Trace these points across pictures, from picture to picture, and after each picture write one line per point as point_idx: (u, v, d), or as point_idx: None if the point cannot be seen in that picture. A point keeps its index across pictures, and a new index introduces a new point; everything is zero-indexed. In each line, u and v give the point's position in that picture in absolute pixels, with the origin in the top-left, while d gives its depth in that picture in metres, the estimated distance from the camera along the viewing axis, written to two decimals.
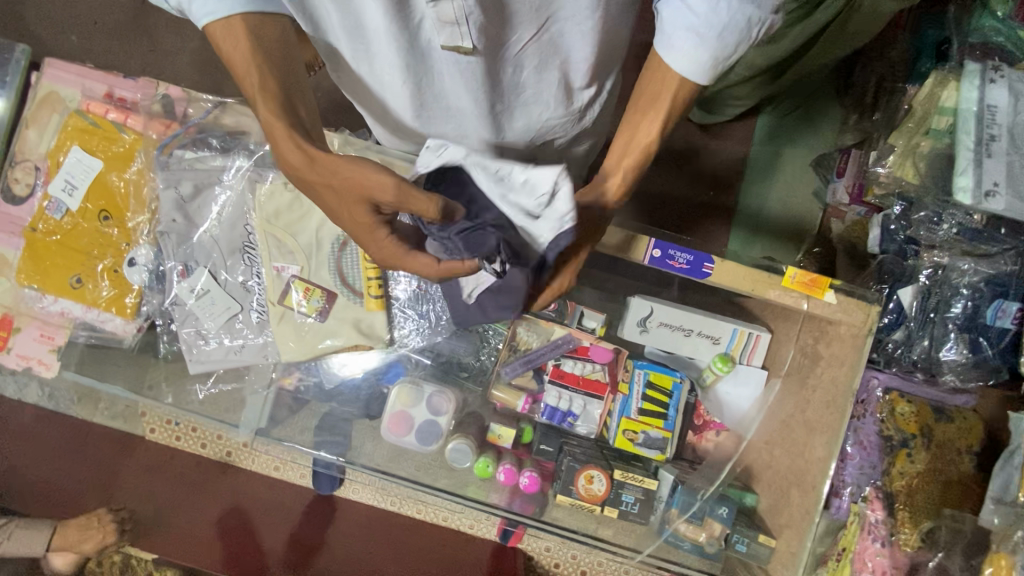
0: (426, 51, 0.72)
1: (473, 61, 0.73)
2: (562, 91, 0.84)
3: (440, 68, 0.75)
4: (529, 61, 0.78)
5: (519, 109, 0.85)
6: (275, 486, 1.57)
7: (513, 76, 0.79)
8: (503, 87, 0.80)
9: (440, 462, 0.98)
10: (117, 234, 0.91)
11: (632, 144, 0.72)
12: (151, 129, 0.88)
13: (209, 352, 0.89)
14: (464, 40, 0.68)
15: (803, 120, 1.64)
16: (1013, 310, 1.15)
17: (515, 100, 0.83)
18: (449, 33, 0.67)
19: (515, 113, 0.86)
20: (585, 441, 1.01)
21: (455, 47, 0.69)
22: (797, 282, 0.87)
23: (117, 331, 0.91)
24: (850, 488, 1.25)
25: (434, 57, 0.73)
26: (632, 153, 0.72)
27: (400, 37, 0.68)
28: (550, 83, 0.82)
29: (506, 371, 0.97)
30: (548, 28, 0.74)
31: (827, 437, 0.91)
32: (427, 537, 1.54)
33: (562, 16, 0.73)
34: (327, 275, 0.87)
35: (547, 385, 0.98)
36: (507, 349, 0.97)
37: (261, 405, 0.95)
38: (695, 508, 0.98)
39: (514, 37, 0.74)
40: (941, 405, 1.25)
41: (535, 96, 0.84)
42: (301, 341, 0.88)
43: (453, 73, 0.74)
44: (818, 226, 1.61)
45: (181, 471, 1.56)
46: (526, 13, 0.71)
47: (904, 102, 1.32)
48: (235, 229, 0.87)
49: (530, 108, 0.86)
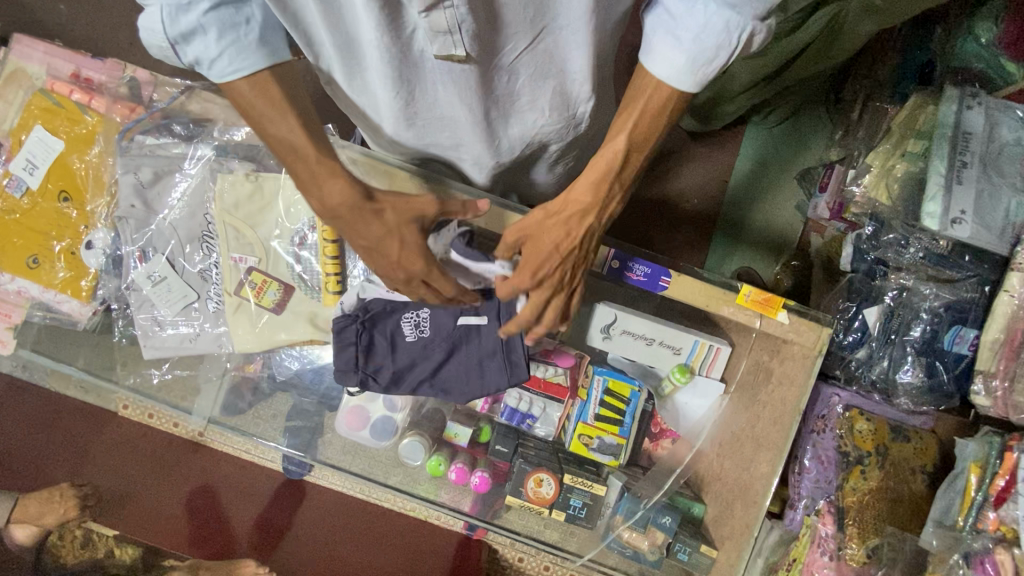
0: (419, 61, 0.72)
1: (465, 68, 0.73)
2: (556, 99, 0.82)
3: (433, 78, 0.75)
4: (525, 69, 0.77)
5: (515, 117, 0.85)
6: (245, 467, 1.63)
7: (507, 85, 0.79)
8: (497, 96, 0.80)
9: (393, 458, 0.99)
10: (75, 216, 0.91)
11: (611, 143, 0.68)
12: (115, 112, 0.91)
13: (164, 338, 0.90)
14: (457, 48, 0.67)
15: (791, 133, 1.64)
16: (971, 336, 1.15)
17: (510, 107, 0.83)
18: (442, 42, 0.67)
19: (512, 121, 0.85)
20: (545, 442, 1.03)
21: (447, 55, 0.68)
22: (750, 300, 0.88)
23: (73, 313, 0.92)
24: (804, 501, 1.30)
25: (426, 67, 0.73)
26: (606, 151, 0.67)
27: (389, 47, 0.68)
28: (545, 88, 0.81)
29: None
30: (544, 39, 0.74)
31: (771, 455, 0.93)
32: (394, 524, 1.57)
33: (557, 25, 0.72)
34: (284, 269, 0.88)
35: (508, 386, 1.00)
36: None
37: (215, 392, 0.96)
38: (638, 515, 0.99)
39: (509, 45, 0.73)
40: (899, 425, 1.26)
41: (531, 104, 0.83)
42: (255, 332, 0.89)
43: (446, 80, 0.74)
44: (799, 240, 1.62)
45: (154, 447, 1.62)
46: (520, 23, 0.70)
47: (885, 120, 1.31)
48: (194, 218, 0.88)
49: (525, 116, 0.85)
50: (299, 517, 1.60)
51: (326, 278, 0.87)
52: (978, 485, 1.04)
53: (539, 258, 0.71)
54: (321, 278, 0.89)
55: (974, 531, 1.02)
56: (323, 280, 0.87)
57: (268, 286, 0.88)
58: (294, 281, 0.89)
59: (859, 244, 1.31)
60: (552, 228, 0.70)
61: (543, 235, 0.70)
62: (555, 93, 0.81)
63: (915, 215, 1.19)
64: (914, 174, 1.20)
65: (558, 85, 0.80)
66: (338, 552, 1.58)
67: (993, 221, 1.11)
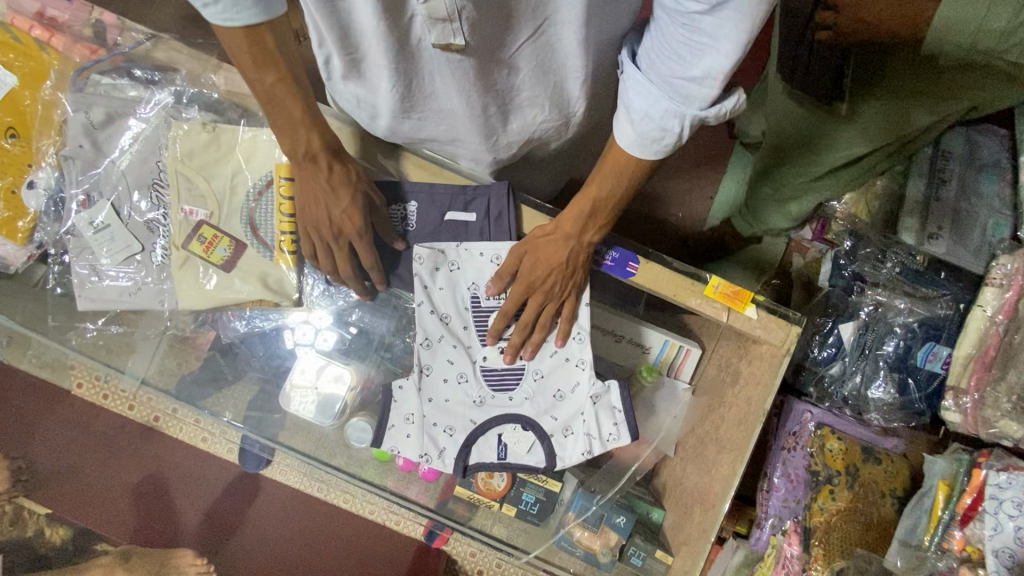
0: (416, 50, 0.70)
1: (463, 61, 0.71)
2: (555, 94, 0.81)
3: (431, 67, 0.74)
4: (525, 63, 0.75)
5: (514, 111, 0.83)
6: (201, 459, 1.51)
7: (507, 78, 0.77)
8: (495, 89, 0.78)
9: (339, 439, 0.93)
10: (20, 153, 0.86)
11: (585, 198, 0.77)
12: (75, 53, 0.86)
13: (101, 290, 0.85)
14: (456, 37, 0.66)
15: None
16: (944, 354, 1.14)
17: (510, 100, 0.81)
18: (440, 30, 0.65)
19: (511, 116, 0.84)
20: (535, 471, 0.89)
21: (446, 44, 0.67)
22: (719, 293, 0.86)
23: (5, 255, 0.87)
24: (771, 521, 1.24)
25: (425, 56, 0.72)
26: (579, 203, 0.78)
27: (388, 36, 0.67)
28: (546, 82, 0.79)
29: (452, 385, 0.87)
30: (546, 32, 0.71)
31: (734, 456, 0.90)
32: (346, 525, 1.48)
33: (560, 20, 0.69)
34: (238, 225, 0.84)
35: (490, 400, 0.88)
36: (458, 371, 0.87)
37: (153, 350, 0.91)
38: (590, 513, 0.94)
39: (511, 35, 0.70)
40: (871, 446, 1.21)
41: (531, 100, 0.82)
42: (199, 291, 0.84)
43: (444, 72, 0.73)
44: (779, 260, 1.44)
45: (105, 431, 1.51)
46: (524, 11, 0.67)
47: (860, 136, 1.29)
48: (145, 165, 0.84)
49: (524, 110, 0.84)
50: (252, 514, 1.51)
51: (281, 237, 0.85)
52: (946, 503, 1.03)
53: (555, 301, 0.85)
54: (274, 238, 0.86)
55: (940, 550, 0.99)
56: (278, 239, 0.85)
57: (218, 241, 0.84)
58: (248, 238, 0.85)
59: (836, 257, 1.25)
60: (559, 278, 0.83)
61: (545, 255, 0.81)
62: (553, 87, 0.80)
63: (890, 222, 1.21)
64: (892, 191, 1.22)
65: (558, 80, 0.79)
66: (290, 550, 1.50)
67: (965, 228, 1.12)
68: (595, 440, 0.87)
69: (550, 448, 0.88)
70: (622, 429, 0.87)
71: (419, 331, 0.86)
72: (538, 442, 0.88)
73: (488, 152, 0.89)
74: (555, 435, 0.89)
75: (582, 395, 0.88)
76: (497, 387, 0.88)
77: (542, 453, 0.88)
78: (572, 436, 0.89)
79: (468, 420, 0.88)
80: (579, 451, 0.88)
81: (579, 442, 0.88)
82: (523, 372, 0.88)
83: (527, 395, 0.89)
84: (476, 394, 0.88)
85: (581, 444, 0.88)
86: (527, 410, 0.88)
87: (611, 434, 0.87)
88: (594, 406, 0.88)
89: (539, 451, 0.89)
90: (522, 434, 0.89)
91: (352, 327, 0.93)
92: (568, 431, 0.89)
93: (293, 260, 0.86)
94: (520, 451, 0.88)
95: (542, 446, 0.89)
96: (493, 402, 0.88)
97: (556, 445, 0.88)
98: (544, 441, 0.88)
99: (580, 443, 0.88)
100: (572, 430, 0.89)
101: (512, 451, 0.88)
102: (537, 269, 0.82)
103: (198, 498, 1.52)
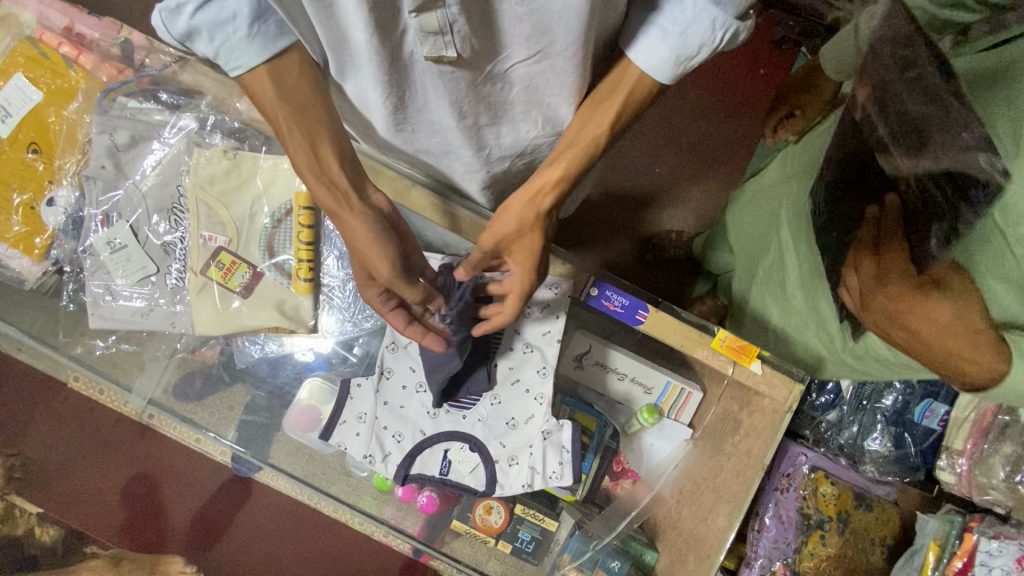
0: (409, 61, 0.65)
1: (455, 72, 0.66)
2: (549, 111, 0.77)
3: (422, 81, 0.69)
4: (519, 78, 0.71)
5: (507, 125, 0.79)
6: (193, 460, 1.49)
7: (500, 92, 0.72)
8: (487, 101, 0.73)
9: (338, 465, 0.93)
10: (42, 169, 0.87)
11: (581, 134, 0.63)
12: (101, 71, 0.87)
13: (114, 309, 0.86)
14: (449, 49, 0.61)
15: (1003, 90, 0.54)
16: (941, 412, 1.17)
17: (503, 115, 0.77)
18: (432, 43, 0.60)
19: (503, 130, 0.79)
20: (473, 494, 0.88)
21: (438, 57, 0.62)
22: (726, 345, 0.86)
23: (21, 271, 0.87)
24: (760, 561, 1.19)
25: (417, 69, 0.67)
26: (574, 146, 0.64)
27: (380, 51, 0.62)
28: (538, 101, 0.75)
29: (407, 399, 0.87)
30: (539, 50, 0.67)
31: (730, 508, 0.91)
32: (335, 537, 1.47)
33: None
34: (256, 252, 0.87)
35: (442, 411, 0.88)
36: (416, 384, 0.87)
37: (162, 371, 0.92)
38: (586, 556, 0.94)
39: (503, 53, 0.66)
40: (864, 492, 1.19)
41: (524, 114, 0.77)
42: (217, 314, 0.86)
43: (435, 84, 0.68)
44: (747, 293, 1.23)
45: (99, 428, 1.48)
46: (515, 36, 0.63)
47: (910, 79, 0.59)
48: (167, 188, 0.86)
49: (517, 125, 0.79)
50: (241, 517, 1.50)
51: (298, 265, 0.87)
52: (935, 564, 1.06)
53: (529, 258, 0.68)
54: (293, 265, 0.88)
55: None
56: (296, 267, 0.87)
57: (237, 268, 0.86)
58: (266, 267, 0.87)
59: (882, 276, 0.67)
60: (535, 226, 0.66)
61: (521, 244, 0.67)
62: (548, 105, 0.76)
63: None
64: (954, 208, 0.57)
65: (552, 99, 0.75)
66: (275, 556, 1.50)
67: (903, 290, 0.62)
68: (532, 479, 0.86)
69: (488, 475, 0.87)
70: (563, 476, 0.85)
71: (388, 334, 0.88)
72: (479, 467, 0.88)
73: (480, 166, 0.85)
74: (495, 466, 0.88)
75: (532, 429, 0.88)
76: (454, 403, 0.88)
77: (477, 479, 0.88)
78: (518, 467, 0.88)
79: (416, 430, 0.87)
80: (520, 481, 0.87)
81: (518, 477, 0.87)
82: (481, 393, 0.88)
83: (480, 417, 0.89)
84: (432, 405, 0.88)
85: (518, 481, 0.87)
86: (477, 431, 0.88)
87: (554, 473, 0.85)
88: (543, 442, 0.86)
89: (476, 478, 0.88)
90: (462, 456, 0.88)
91: (356, 350, 0.92)
92: (508, 461, 0.88)
93: (309, 288, 0.88)
94: (455, 474, 0.88)
95: (480, 473, 0.88)
96: (446, 416, 0.88)
97: (494, 475, 0.87)
98: (482, 466, 0.88)
99: (519, 478, 0.87)
100: (514, 461, 0.88)
101: (455, 469, 0.88)
102: (500, 217, 0.67)
103: (186, 500, 1.52)
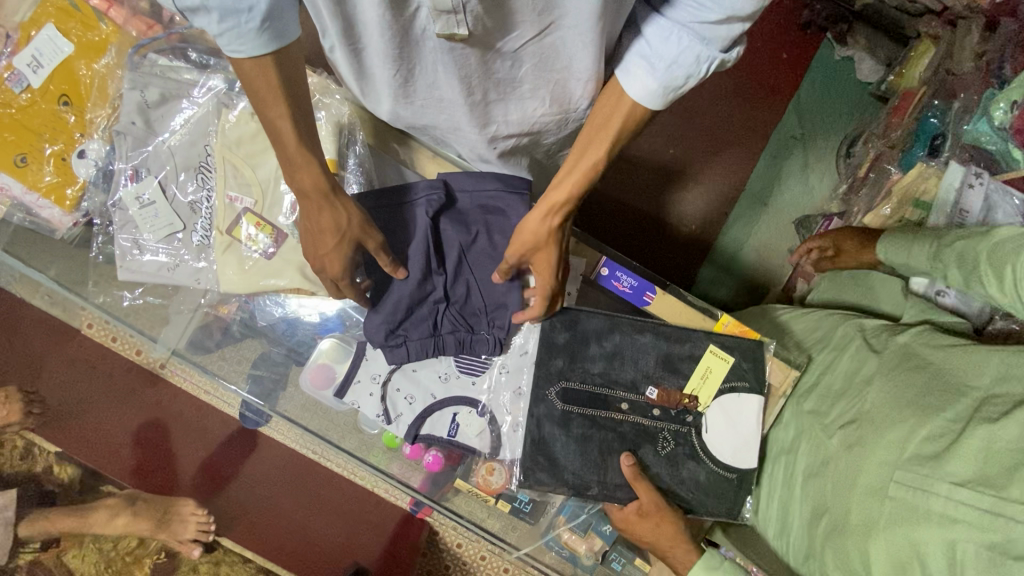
0: (419, 38, 0.66)
1: (465, 49, 0.67)
2: (557, 89, 0.78)
3: (432, 58, 0.70)
4: (528, 58, 0.71)
5: (515, 102, 0.79)
6: (203, 410, 1.55)
7: (509, 70, 0.73)
8: (496, 79, 0.74)
9: (350, 424, 0.97)
10: (72, 122, 0.90)
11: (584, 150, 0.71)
12: (132, 27, 0.90)
13: (141, 263, 0.89)
14: (460, 28, 0.61)
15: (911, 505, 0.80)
16: None
17: (511, 92, 0.77)
18: (444, 21, 0.61)
19: (511, 107, 0.80)
20: (478, 455, 0.93)
21: (449, 35, 0.62)
22: (728, 330, 0.92)
23: (53, 220, 0.92)
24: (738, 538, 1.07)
25: (426, 46, 0.68)
26: (576, 170, 0.72)
27: (392, 26, 0.63)
28: (547, 78, 0.76)
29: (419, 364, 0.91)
30: (549, 33, 0.67)
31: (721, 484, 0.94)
32: (344, 490, 1.54)
33: (565, 23, 0.66)
34: (279, 215, 0.87)
35: (454, 376, 0.92)
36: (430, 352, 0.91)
37: (185, 324, 0.96)
38: (581, 519, 1.00)
39: (514, 32, 0.67)
40: None
41: (532, 92, 0.78)
42: (240, 273, 0.87)
43: (445, 61, 0.69)
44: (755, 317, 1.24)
45: (113, 374, 1.53)
46: (527, 11, 0.63)
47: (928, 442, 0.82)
48: (194, 147, 0.88)
49: (525, 103, 0.80)
50: (245, 469, 1.54)
51: None
52: None
53: (545, 267, 0.79)
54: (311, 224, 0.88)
55: None
56: None
57: (262, 229, 0.87)
58: (289, 229, 0.87)
59: (655, 437, 0.87)
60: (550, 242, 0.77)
61: (541, 256, 0.78)
62: (556, 83, 0.77)
63: (731, 459, 0.88)
64: (859, 515, 0.85)
65: (561, 78, 0.76)
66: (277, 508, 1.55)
67: (609, 450, 0.87)
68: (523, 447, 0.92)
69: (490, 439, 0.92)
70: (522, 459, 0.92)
71: None
72: (484, 433, 0.92)
73: (486, 143, 0.86)
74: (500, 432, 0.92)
75: None
76: (464, 369, 0.92)
77: (483, 443, 0.92)
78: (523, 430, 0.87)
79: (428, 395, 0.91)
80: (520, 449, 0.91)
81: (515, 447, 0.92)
82: (490, 363, 0.92)
83: (489, 384, 0.92)
84: (442, 371, 0.92)
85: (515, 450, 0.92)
86: (486, 397, 0.92)
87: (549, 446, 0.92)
88: None
89: (478, 441, 0.92)
90: (464, 418, 0.92)
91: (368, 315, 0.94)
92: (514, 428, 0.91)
93: None
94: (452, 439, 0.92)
95: (483, 436, 0.92)
96: (457, 381, 0.92)
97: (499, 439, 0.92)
98: (484, 433, 0.92)
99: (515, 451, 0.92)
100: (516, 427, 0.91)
101: (462, 431, 0.92)
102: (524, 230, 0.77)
103: (195, 451, 1.55)
